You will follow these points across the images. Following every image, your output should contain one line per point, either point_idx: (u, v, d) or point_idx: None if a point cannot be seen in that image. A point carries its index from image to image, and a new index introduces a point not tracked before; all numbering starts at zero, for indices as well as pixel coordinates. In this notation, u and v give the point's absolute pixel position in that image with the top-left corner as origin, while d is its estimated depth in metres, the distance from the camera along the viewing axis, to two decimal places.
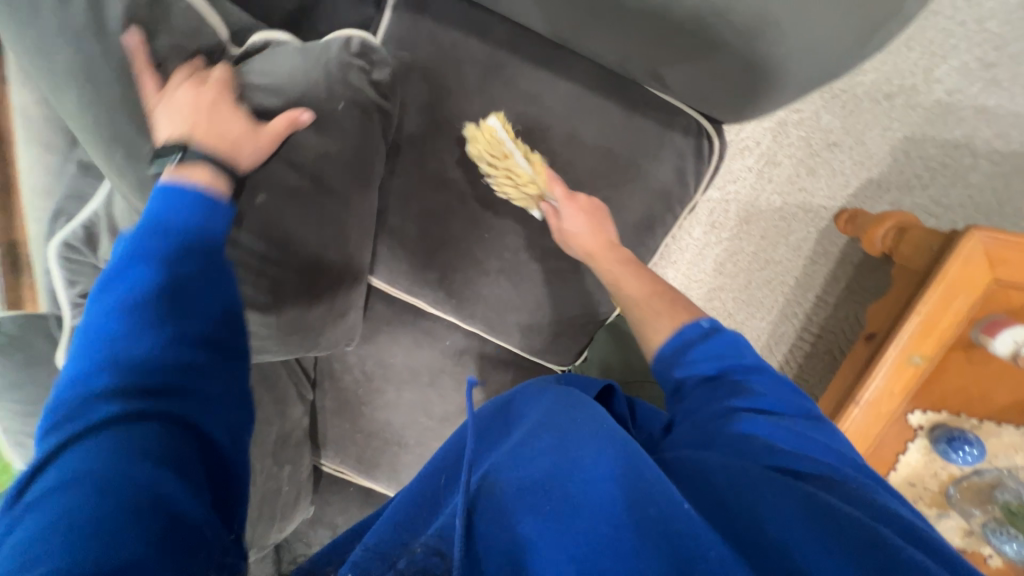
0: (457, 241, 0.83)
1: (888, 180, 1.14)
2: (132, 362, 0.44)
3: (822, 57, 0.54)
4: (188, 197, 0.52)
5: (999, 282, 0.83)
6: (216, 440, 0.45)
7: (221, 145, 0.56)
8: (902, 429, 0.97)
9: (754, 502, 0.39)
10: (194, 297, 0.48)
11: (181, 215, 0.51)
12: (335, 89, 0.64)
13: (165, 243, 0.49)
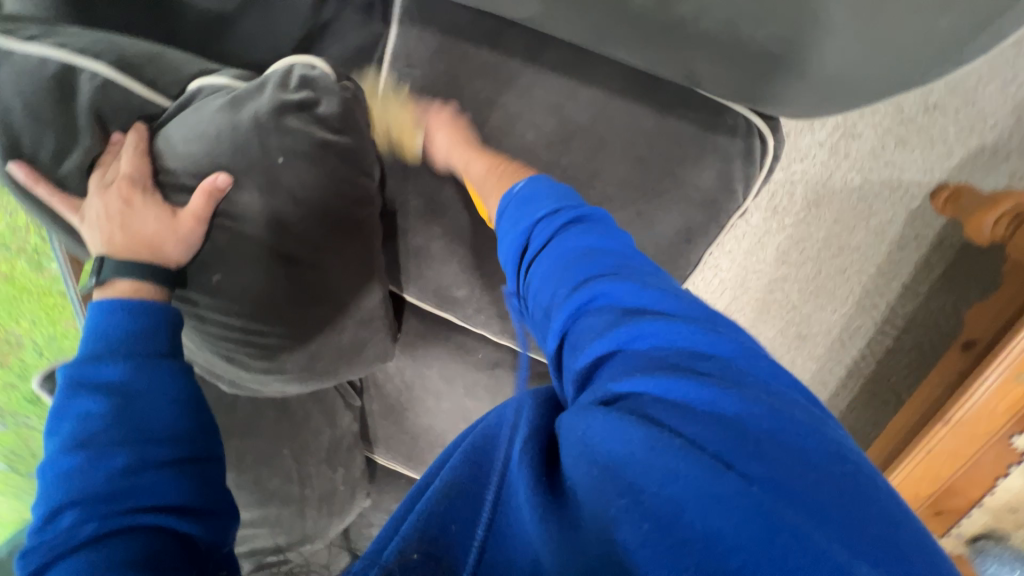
0: (481, 259, 0.80)
1: (1007, 147, 0.93)
2: (92, 484, 0.49)
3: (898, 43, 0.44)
4: (120, 316, 0.58)
5: None
6: (187, 536, 0.50)
7: (145, 248, 0.63)
8: (1004, 451, 0.83)
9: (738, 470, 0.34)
10: (139, 407, 0.54)
11: (107, 339, 0.57)
12: (272, 147, 0.65)
13: (106, 368, 0.55)
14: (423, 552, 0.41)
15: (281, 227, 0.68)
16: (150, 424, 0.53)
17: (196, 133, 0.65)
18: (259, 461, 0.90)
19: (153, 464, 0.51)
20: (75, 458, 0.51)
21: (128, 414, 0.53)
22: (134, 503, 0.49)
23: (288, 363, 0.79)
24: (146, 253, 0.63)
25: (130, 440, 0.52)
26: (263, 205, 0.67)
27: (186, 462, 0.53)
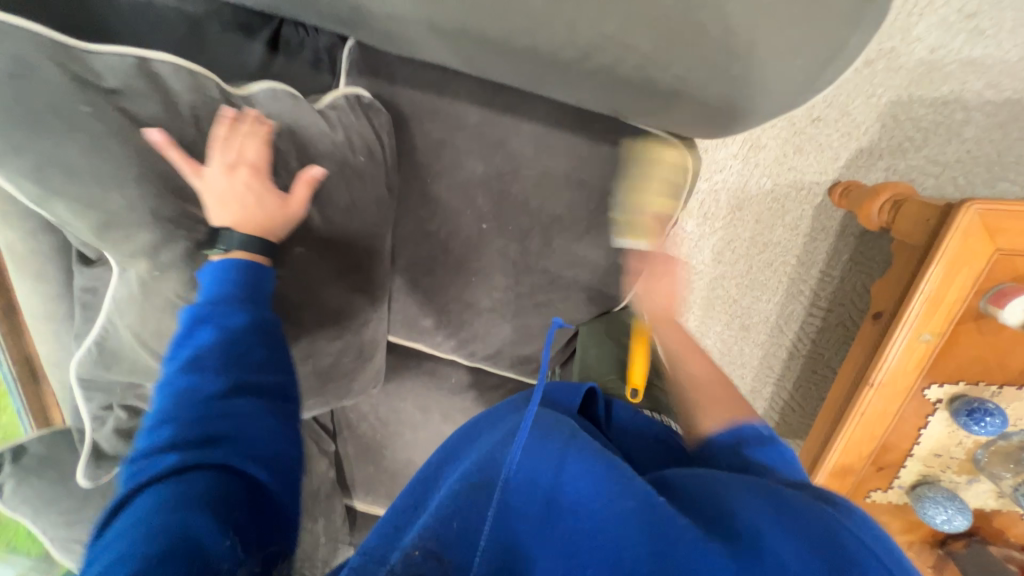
0: (446, 287, 0.83)
1: (879, 147, 1.11)
2: (189, 413, 0.49)
3: (786, 86, 0.49)
4: (236, 273, 0.53)
5: (1001, 251, 0.80)
6: (259, 479, 0.49)
7: (260, 228, 0.54)
8: (921, 404, 0.96)
9: (721, 500, 0.45)
10: (250, 357, 0.53)
11: (223, 290, 0.53)
12: (353, 148, 0.62)
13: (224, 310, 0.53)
14: (425, 549, 0.41)
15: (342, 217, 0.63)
16: (254, 377, 0.52)
17: (281, 114, 0.57)
18: None
19: (247, 420, 0.51)
20: (191, 383, 0.50)
21: (239, 360, 0.52)
22: (222, 443, 0.49)
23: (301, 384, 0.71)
24: (260, 231, 0.55)
25: (233, 389, 0.51)
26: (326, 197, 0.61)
27: (276, 416, 0.53)
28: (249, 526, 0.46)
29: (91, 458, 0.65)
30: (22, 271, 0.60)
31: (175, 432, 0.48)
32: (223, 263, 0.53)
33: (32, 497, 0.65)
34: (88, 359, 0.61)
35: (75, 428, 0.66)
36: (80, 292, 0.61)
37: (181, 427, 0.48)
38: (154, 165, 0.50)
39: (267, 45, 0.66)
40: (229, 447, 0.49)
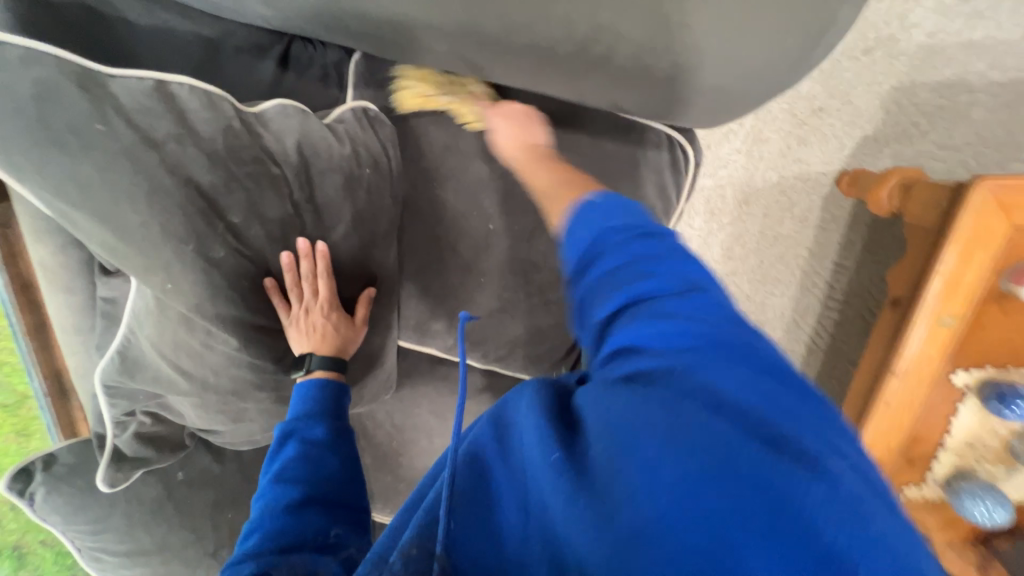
0: (456, 289, 0.84)
1: (884, 134, 1.10)
2: (273, 518, 0.46)
3: (772, 67, 0.50)
4: (314, 391, 0.58)
5: (1018, 227, 0.79)
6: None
7: (335, 344, 0.62)
8: (948, 391, 0.93)
9: (609, 433, 0.36)
10: (328, 458, 0.52)
11: (305, 408, 0.57)
12: (360, 162, 0.60)
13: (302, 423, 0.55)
14: (420, 547, 0.39)
15: (354, 245, 0.62)
16: (333, 483, 0.50)
17: (295, 140, 0.57)
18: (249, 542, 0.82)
19: (327, 528, 0.46)
20: (273, 495, 0.48)
21: (319, 465, 0.51)
22: (301, 547, 0.44)
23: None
24: (335, 349, 0.62)
25: (315, 495, 0.48)
26: (333, 228, 0.60)
27: (357, 533, 0.48)
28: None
29: (112, 464, 0.67)
30: (52, 285, 0.63)
31: (259, 544, 0.45)
32: (306, 385, 0.58)
33: (61, 506, 0.67)
34: (109, 368, 0.63)
35: (97, 435, 0.69)
36: (104, 304, 0.63)
37: (264, 534, 0.46)
38: (161, 178, 0.50)
39: (278, 62, 0.69)
40: (315, 549, 0.45)
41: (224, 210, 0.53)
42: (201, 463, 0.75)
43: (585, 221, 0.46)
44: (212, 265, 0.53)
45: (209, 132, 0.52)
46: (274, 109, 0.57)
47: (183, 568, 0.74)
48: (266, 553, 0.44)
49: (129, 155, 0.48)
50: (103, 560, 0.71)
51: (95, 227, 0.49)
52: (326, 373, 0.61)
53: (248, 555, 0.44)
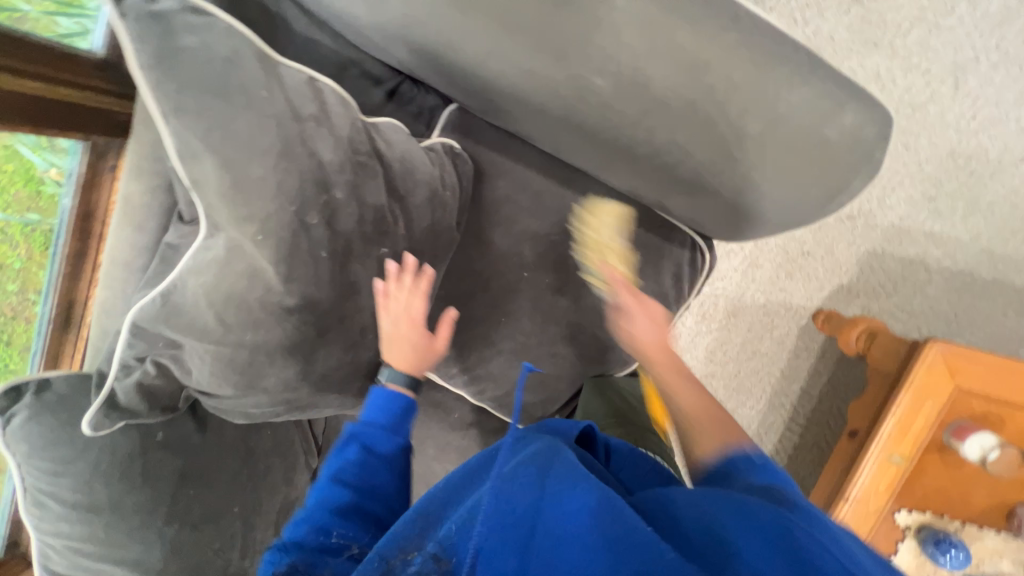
0: (476, 322, 0.91)
1: (856, 287, 1.28)
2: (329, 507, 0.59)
3: (793, 207, 0.60)
4: (388, 404, 0.67)
5: (960, 389, 0.91)
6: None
7: (411, 364, 0.72)
8: (891, 528, 1.00)
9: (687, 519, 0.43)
10: (377, 473, 0.63)
11: (376, 417, 0.67)
12: (443, 184, 0.74)
13: (372, 433, 0.65)
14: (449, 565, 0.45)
15: (419, 245, 0.71)
16: (379, 498, 0.61)
17: (401, 149, 0.68)
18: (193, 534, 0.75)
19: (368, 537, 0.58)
20: (331, 493, 0.60)
21: (370, 477, 0.62)
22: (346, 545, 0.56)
23: (330, 369, 0.70)
24: (409, 368, 0.71)
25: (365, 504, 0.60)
26: (410, 225, 0.69)
27: None
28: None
29: (104, 406, 0.66)
30: (125, 218, 0.67)
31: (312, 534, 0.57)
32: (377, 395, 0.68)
33: (35, 436, 0.64)
34: (146, 309, 0.64)
35: (97, 374, 0.67)
36: (164, 249, 0.67)
37: (321, 517, 0.59)
38: (292, 146, 0.57)
39: (385, 93, 0.78)
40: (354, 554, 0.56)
41: (330, 186, 0.60)
42: (184, 427, 0.74)
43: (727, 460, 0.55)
44: (303, 228, 0.59)
45: (341, 126, 0.61)
46: (389, 124, 0.69)
47: (124, 537, 0.70)
48: (319, 533, 0.57)
49: (275, 121, 0.56)
50: (45, 508, 0.67)
51: (215, 175, 0.56)
52: (400, 386, 0.70)
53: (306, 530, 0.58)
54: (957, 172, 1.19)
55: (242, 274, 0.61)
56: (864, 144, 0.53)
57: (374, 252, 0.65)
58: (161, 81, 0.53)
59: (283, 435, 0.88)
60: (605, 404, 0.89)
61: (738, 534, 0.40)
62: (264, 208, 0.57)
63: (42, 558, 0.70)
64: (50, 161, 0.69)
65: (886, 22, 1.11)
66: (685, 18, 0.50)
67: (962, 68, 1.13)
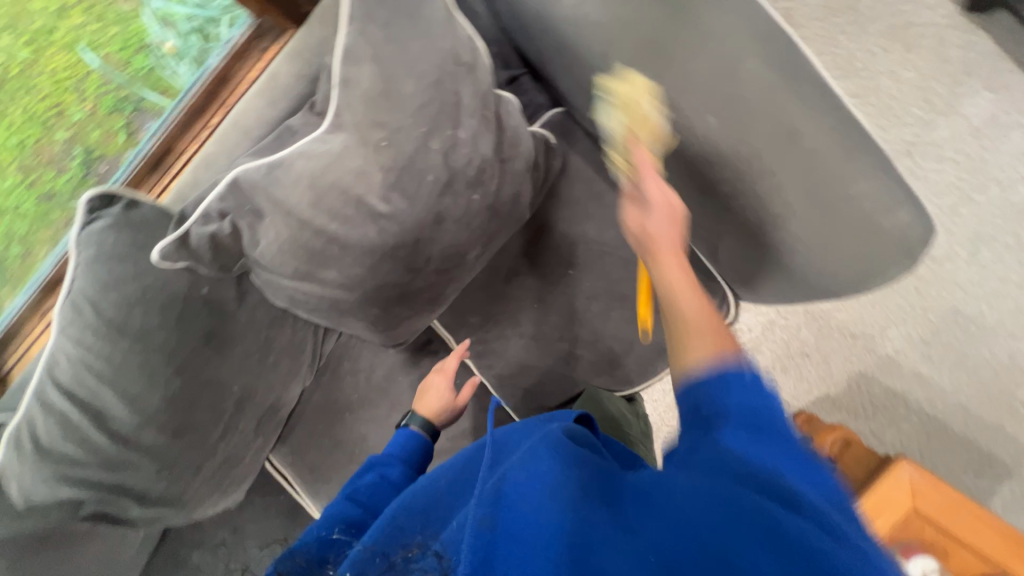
0: (510, 301, 0.97)
1: (841, 400, 1.37)
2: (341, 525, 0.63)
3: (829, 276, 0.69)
4: (401, 439, 0.81)
5: (916, 510, 0.97)
6: None
7: (436, 404, 0.89)
8: None
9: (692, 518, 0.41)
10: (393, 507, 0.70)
11: (397, 450, 0.79)
12: (538, 165, 0.82)
13: (390, 466, 0.75)
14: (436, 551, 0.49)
15: (499, 207, 0.79)
16: None
17: (517, 120, 0.76)
18: (194, 392, 0.78)
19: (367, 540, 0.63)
20: (342, 507, 0.66)
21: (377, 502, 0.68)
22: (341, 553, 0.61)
23: (381, 287, 0.76)
24: (431, 409, 0.88)
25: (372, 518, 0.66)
26: (500, 186, 0.77)
27: None
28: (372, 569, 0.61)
29: (176, 241, 0.69)
30: (263, 92, 0.74)
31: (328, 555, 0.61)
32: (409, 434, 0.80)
33: (104, 244, 0.68)
34: (250, 171, 0.69)
35: (178, 213, 0.71)
36: (284, 128, 0.73)
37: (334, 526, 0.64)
38: (443, 80, 0.65)
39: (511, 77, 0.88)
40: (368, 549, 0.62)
41: (458, 123, 0.68)
42: (227, 292, 0.77)
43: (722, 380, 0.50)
44: (424, 150, 0.66)
45: (482, 82, 0.70)
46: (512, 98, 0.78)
47: (135, 369, 0.72)
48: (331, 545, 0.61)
49: (436, 57, 0.65)
50: (79, 314, 0.69)
51: (371, 80, 0.64)
52: (420, 428, 0.84)
53: (311, 542, 0.61)
54: (956, 327, 1.30)
55: (354, 170, 0.66)
56: (909, 244, 0.62)
57: (466, 195, 0.73)
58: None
59: (300, 340, 0.91)
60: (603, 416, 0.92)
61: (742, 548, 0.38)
62: (399, 122, 0.65)
63: (49, 362, 0.72)
64: (163, 35, 0.95)
65: (929, 177, 1.26)
66: (800, 94, 0.60)
67: (981, 240, 1.27)
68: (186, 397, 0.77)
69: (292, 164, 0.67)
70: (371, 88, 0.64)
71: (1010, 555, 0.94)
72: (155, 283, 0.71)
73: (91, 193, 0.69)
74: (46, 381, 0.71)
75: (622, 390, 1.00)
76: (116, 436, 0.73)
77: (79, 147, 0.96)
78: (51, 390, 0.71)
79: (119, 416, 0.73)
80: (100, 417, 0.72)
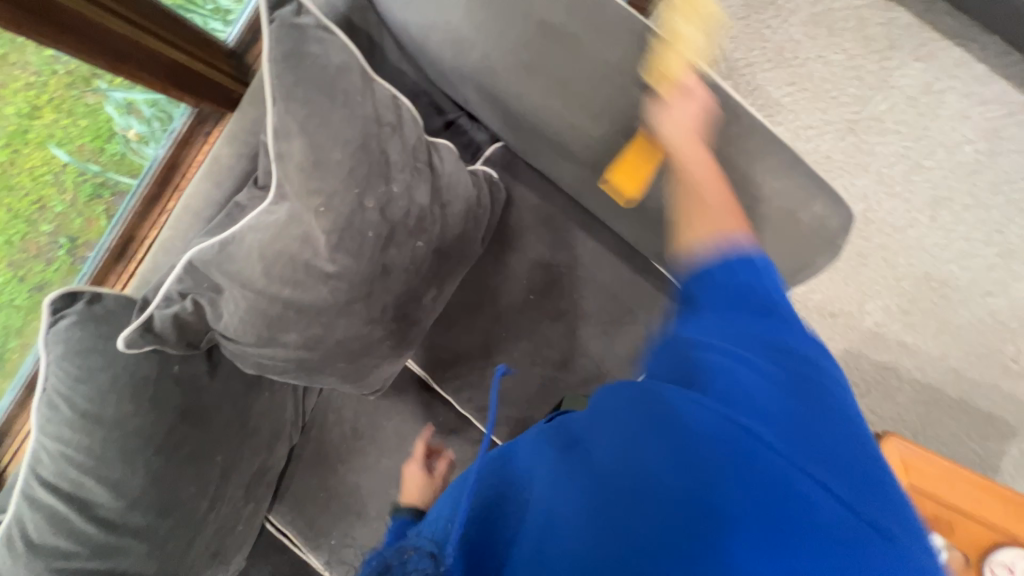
0: (478, 333, 0.99)
1: None
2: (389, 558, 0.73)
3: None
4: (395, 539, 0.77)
5: (913, 486, 0.96)
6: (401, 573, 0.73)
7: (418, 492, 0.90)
8: None
9: (634, 459, 0.42)
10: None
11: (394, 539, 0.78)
12: (480, 201, 0.85)
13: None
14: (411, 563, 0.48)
15: (447, 248, 0.82)
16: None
17: (451, 164, 0.80)
18: (177, 468, 0.80)
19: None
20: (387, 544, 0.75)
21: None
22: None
23: (342, 342, 0.79)
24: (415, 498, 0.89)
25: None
26: (444, 228, 0.80)
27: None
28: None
29: (141, 327, 0.72)
30: (209, 174, 0.79)
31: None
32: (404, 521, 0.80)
33: (72, 340, 0.72)
34: (202, 252, 0.72)
35: (141, 299, 0.75)
36: (231, 205, 0.77)
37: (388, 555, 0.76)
38: (369, 141, 0.69)
39: (446, 122, 0.92)
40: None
41: (390, 179, 0.72)
42: (198, 367, 0.80)
43: (724, 263, 0.52)
44: (360, 209, 0.70)
45: (409, 135, 0.74)
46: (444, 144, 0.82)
47: (115, 456, 0.74)
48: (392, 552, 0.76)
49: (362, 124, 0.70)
50: (56, 410, 0.72)
51: (301, 152, 0.67)
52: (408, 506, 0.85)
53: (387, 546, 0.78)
54: (931, 293, 1.31)
55: (297, 237, 0.70)
56: (829, 234, 0.65)
57: (410, 243, 0.76)
58: (282, 72, 0.66)
59: (278, 401, 0.94)
60: None
61: (718, 496, 0.38)
62: (333, 186, 0.68)
63: (32, 460, 0.74)
64: (129, 122, 0.91)
65: (876, 152, 1.29)
66: (699, 110, 0.64)
67: (939, 204, 1.28)
68: (168, 475, 0.79)
69: (240, 238, 0.71)
70: (302, 159, 0.68)
71: (1013, 518, 0.93)
72: (124, 371, 0.74)
73: (53, 294, 0.72)
74: (31, 480, 0.73)
75: None
76: (104, 523, 0.75)
77: (60, 238, 0.92)
78: (36, 487, 0.73)
79: (106, 502, 0.75)
80: (85, 505, 0.74)
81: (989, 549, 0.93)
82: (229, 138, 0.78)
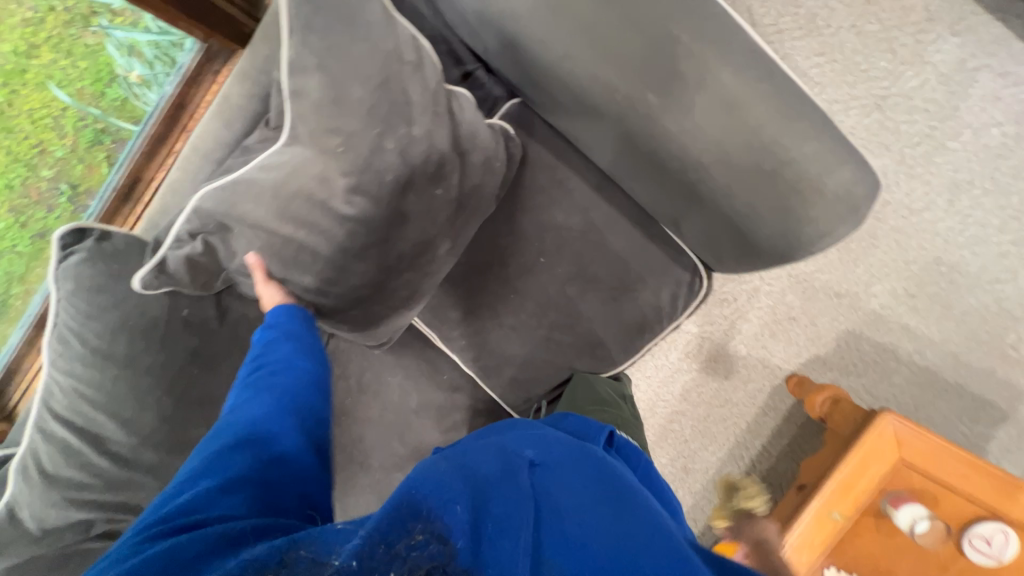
0: (487, 293, 0.99)
1: (831, 359, 1.38)
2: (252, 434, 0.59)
3: (773, 255, 0.73)
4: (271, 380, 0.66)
5: (904, 461, 0.99)
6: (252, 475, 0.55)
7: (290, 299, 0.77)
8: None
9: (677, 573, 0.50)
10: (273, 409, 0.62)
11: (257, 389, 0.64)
12: (498, 153, 0.82)
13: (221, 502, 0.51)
14: (425, 532, 0.46)
15: (461, 202, 0.80)
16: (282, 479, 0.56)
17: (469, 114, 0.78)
18: (185, 413, 0.80)
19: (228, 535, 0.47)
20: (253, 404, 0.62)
21: (222, 478, 0.54)
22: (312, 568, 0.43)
23: (354, 291, 0.79)
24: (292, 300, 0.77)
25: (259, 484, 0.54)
26: (461, 177, 0.78)
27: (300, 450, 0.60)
28: (282, 509, 0.54)
29: (155, 268, 0.72)
30: (219, 113, 0.77)
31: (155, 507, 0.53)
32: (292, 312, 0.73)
33: (81, 278, 0.71)
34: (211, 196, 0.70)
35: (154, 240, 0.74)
36: (243, 146, 0.75)
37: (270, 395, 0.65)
38: (388, 83, 0.67)
39: (464, 73, 0.89)
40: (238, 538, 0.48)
41: (409, 123, 0.69)
42: (208, 311, 0.81)
43: None
44: (376, 153, 0.68)
45: (428, 78, 0.70)
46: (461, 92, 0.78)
47: (126, 394, 0.75)
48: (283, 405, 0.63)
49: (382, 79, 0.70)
50: (67, 345, 0.73)
51: (319, 88, 0.66)
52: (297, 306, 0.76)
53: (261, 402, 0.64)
54: (939, 277, 1.31)
55: (311, 180, 0.68)
56: (854, 201, 0.63)
57: (424, 194, 0.74)
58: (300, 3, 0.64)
59: None
60: (591, 399, 0.94)
61: None
62: (349, 129, 0.67)
63: (45, 393, 0.75)
64: (133, 66, 0.90)
65: (900, 131, 1.26)
66: (732, 65, 0.62)
67: (958, 187, 1.26)
68: (177, 418, 0.79)
69: (253, 178, 0.69)
70: (320, 99, 0.66)
71: (1004, 498, 0.94)
72: (136, 310, 0.74)
73: (62, 230, 0.71)
74: (44, 413, 0.75)
75: (607, 370, 1.01)
76: (115, 459, 0.77)
77: (64, 183, 0.94)
78: (49, 420, 0.75)
79: (117, 439, 0.76)
80: (97, 439, 0.76)
81: (970, 523, 0.98)
82: (242, 76, 0.76)
